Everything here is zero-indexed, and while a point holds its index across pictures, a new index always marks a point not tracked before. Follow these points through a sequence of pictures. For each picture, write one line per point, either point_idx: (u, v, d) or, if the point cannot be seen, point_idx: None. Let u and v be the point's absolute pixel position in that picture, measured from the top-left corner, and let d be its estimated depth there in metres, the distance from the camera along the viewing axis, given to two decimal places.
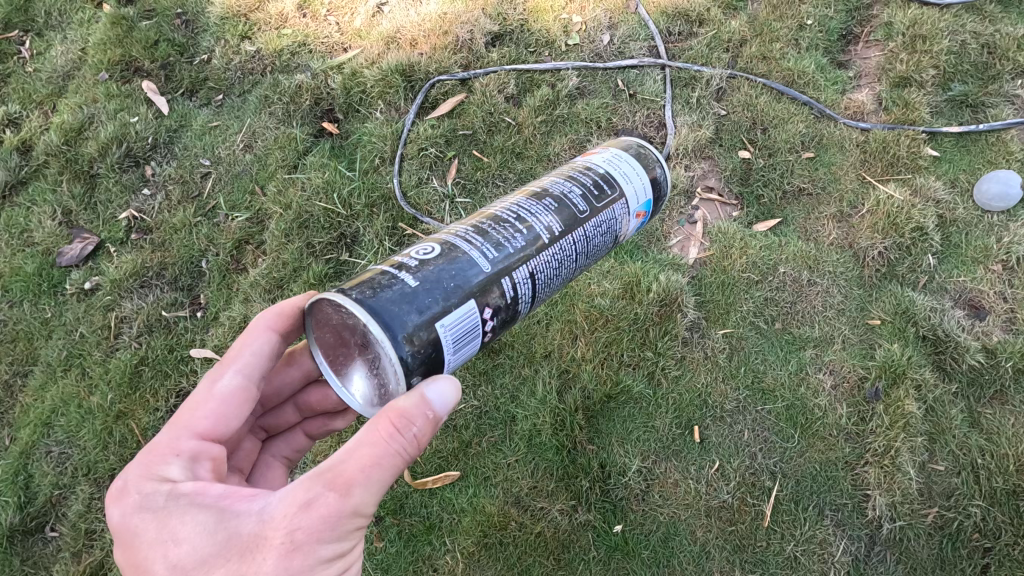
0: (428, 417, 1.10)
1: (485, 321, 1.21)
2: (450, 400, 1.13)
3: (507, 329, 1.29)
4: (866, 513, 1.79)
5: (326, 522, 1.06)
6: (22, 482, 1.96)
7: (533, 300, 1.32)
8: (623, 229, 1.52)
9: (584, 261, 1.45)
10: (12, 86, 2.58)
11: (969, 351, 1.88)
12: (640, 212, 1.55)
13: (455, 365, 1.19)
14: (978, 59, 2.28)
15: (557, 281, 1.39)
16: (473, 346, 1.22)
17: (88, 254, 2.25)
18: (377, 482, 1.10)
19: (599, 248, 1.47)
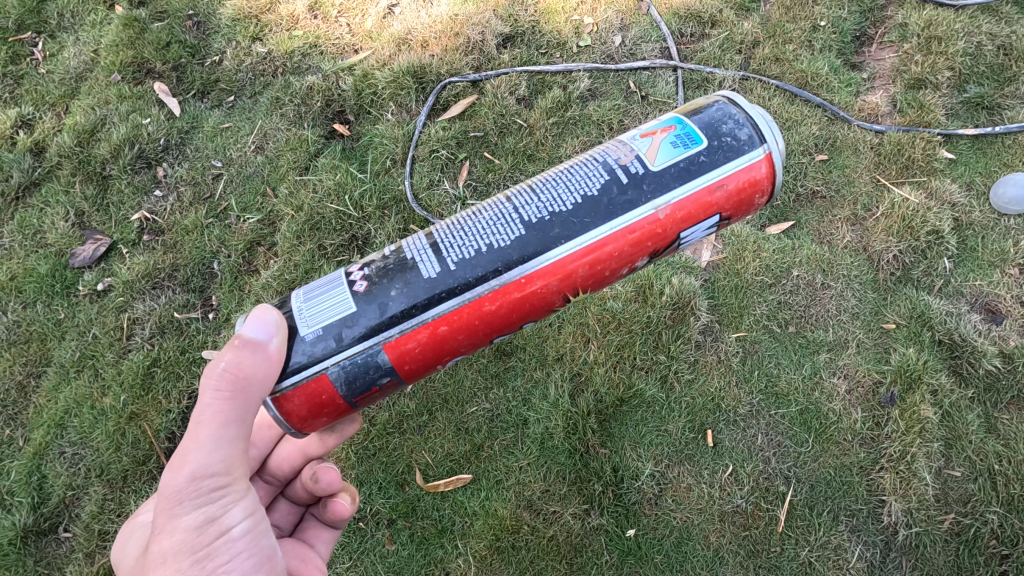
0: (231, 357, 1.15)
1: (353, 274, 1.26)
2: (264, 330, 1.19)
3: (401, 280, 1.22)
4: (881, 519, 1.77)
5: (171, 496, 1.14)
6: (36, 483, 1.97)
7: (433, 247, 1.25)
8: (631, 156, 1.27)
9: (551, 198, 1.25)
10: (25, 88, 2.59)
11: (985, 356, 1.86)
12: (659, 130, 1.30)
13: (306, 310, 1.22)
14: (993, 61, 2.27)
15: (493, 225, 1.24)
16: (342, 298, 1.23)
17: (100, 256, 2.26)
18: (210, 441, 1.16)
19: (567, 184, 1.26)
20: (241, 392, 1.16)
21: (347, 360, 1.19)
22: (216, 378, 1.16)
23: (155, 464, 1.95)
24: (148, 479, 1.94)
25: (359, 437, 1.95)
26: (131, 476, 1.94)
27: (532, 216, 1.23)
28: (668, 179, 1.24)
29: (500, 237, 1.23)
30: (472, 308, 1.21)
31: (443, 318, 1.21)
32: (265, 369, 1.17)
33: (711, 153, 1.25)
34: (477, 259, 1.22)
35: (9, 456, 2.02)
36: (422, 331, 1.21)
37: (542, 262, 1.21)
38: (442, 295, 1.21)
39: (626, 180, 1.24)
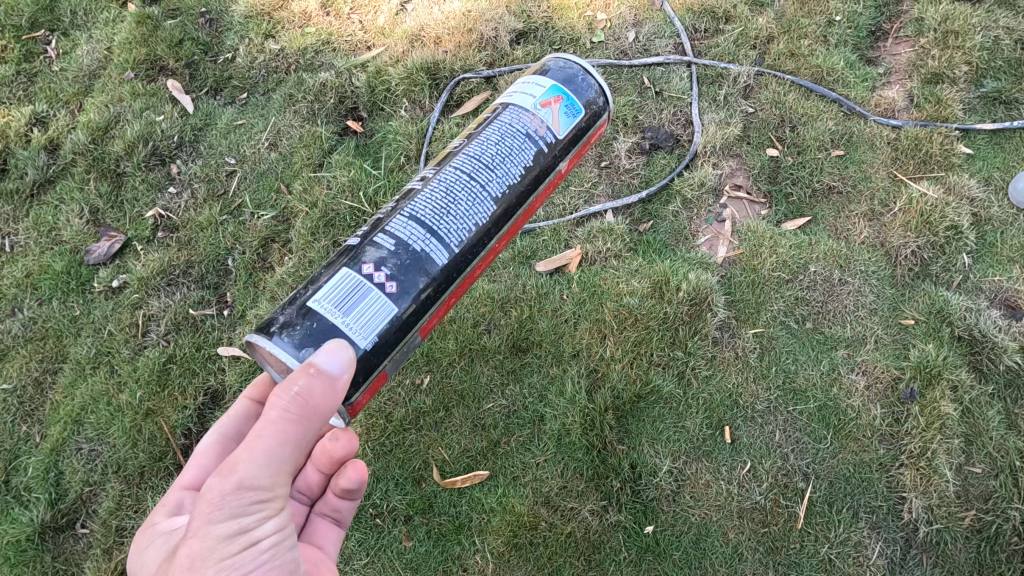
0: (301, 382, 1.14)
1: (374, 277, 1.31)
2: (336, 361, 1.17)
3: (423, 271, 1.34)
4: (902, 516, 1.76)
5: (212, 501, 1.12)
6: (53, 479, 1.97)
7: (436, 238, 1.37)
8: (544, 128, 1.55)
9: (502, 175, 1.48)
10: (38, 85, 2.60)
11: (1006, 352, 1.84)
12: (550, 100, 1.58)
13: (354, 323, 1.25)
14: (1011, 55, 2.25)
15: (470, 206, 1.43)
16: (379, 301, 1.29)
17: (115, 252, 2.26)
18: (262, 454, 1.14)
19: (510, 158, 1.50)
20: (303, 416, 1.16)
21: (399, 350, 1.34)
22: (284, 399, 1.14)
23: (172, 461, 1.95)
24: (165, 475, 1.94)
25: (375, 434, 1.94)
26: (148, 472, 1.94)
27: (495, 192, 1.46)
28: (570, 143, 1.60)
29: (482, 216, 1.44)
30: (469, 277, 1.46)
31: (453, 291, 1.43)
32: (329, 398, 1.16)
33: (589, 120, 1.63)
34: (473, 239, 1.42)
35: (27, 452, 2.03)
36: (441, 306, 1.41)
37: (509, 228, 1.52)
38: (456, 276, 1.41)
39: (546, 149, 1.55)
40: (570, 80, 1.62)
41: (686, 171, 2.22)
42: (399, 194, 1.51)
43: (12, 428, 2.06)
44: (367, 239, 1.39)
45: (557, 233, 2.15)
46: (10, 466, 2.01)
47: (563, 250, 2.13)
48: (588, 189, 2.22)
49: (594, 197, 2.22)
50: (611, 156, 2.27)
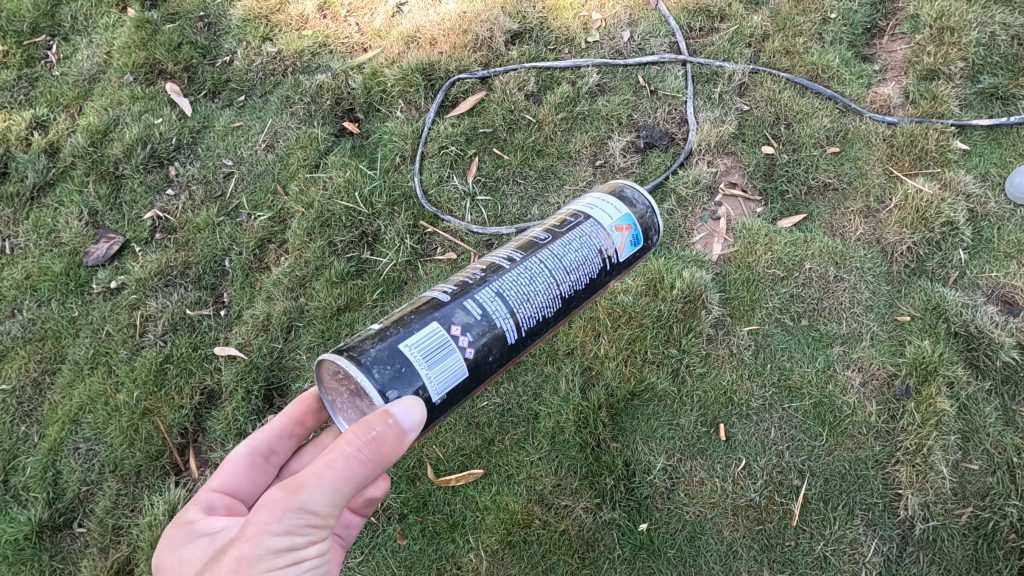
0: (378, 423, 1.12)
1: (456, 338, 1.27)
2: (412, 418, 1.12)
3: (496, 347, 1.31)
4: (898, 513, 1.75)
5: (275, 510, 1.10)
6: (51, 479, 1.98)
7: (514, 317, 1.35)
8: (610, 248, 1.52)
9: (577, 276, 1.46)
10: (39, 90, 2.62)
11: (1003, 348, 1.83)
12: (623, 225, 1.53)
13: (434, 380, 1.22)
14: (1008, 51, 2.23)
15: (546, 299, 1.41)
16: (458, 362, 1.26)
17: (113, 254, 2.28)
18: (329, 482, 1.11)
19: (580, 266, 1.47)
20: (374, 459, 1.12)
21: (449, 416, 1.30)
22: (360, 438, 1.10)
23: (168, 460, 1.96)
24: (161, 474, 1.95)
25: None
26: (144, 471, 1.95)
27: (566, 290, 1.44)
28: (625, 266, 1.57)
29: (549, 309, 1.42)
30: (518, 360, 1.43)
31: (503, 372, 1.40)
32: (398, 451, 1.12)
33: (647, 249, 1.60)
34: (536, 329, 1.40)
35: (26, 452, 2.05)
36: (490, 382, 1.38)
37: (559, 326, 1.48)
38: (513, 358, 1.38)
39: (609, 269, 1.52)
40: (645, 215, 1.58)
41: (681, 170, 2.22)
42: (482, 261, 1.46)
43: (11, 428, 2.08)
44: (455, 297, 1.34)
45: None
46: (9, 466, 2.03)
47: None
48: (583, 188, 2.23)
49: None
50: (605, 155, 2.28)
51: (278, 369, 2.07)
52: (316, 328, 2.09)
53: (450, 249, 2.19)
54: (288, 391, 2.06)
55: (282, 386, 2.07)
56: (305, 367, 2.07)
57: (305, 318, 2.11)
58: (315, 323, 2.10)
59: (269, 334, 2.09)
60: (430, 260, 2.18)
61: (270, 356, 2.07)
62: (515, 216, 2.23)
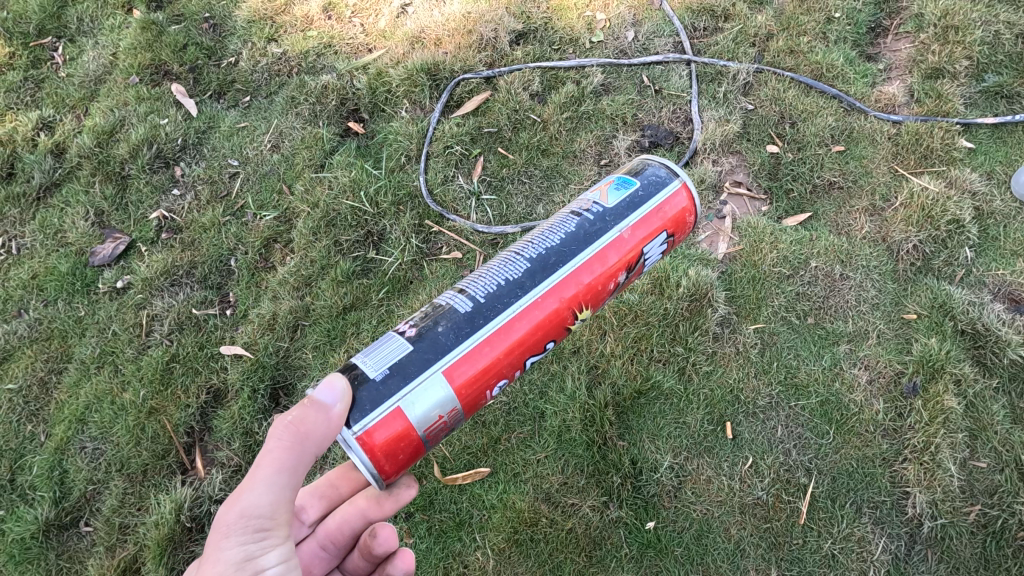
0: (297, 412, 1.14)
1: (399, 327, 1.27)
2: (332, 394, 1.14)
3: (444, 318, 1.25)
4: (906, 511, 1.74)
5: (221, 528, 1.11)
6: (57, 478, 1.99)
7: (463, 289, 1.30)
8: (588, 204, 1.42)
9: (540, 239, 1.37)
10: (45, 91, 2.63)
11: (1011, 345, 1.83)
12: (602, 182, 1.46)
13: (369, 359, 1.20)
14: (1012, 49, 2.24)
15: (504, 265, 1.33)
16: (397, 342, 1.22)
17: (120, 254, 2.28)
18: (263, 483, 1.13)
19: (550, 228, 1.39)
20: (299, 445, 1.14)
21: (415, 390, 1.17)
22: (280, 429, 1.14)
23: (174, 459, 1.96)
24: (167, 473, 1.95)
25: None
26: (151, 470, 1.95)
27: (532, 252, 1.34)
28: (623, 209, 1.39)
29: (514, 272, 1.30)
30: (506, 330, 1.25)
31: (486, 342, 1.23)
32: (325, 431, 1.12)
33: (645, 188, 1.42)
34: (501, 290, 1.27)
35: (32, 451, 2.05)
36: (472, 355, 1.22)
37: (554, 285, 1.30)
38: (483, 323, 1.24)
39: (593, 217, 1.38)
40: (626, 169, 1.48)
41: (685, 169, 2.22)
42: None
43: (17, 428, 2.08)
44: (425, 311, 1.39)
45: None
46: (15, 465, 2.03)
47: None
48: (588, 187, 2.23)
49: None
50: (610, 154, 2.28)
51: (284, 368, 2.07)
52: (322, 327, 2.10)
53: (455, 249, 2.19)
54: (294, 391, 2.05)
55: (288, 385, 2.07)
56: (311, 366, 2.07)
57: (311, 317, 2.11)
58: (321, 322, 2.11)
59: (275, 334, 2.09)
60: (436, 259, 2.19)
61: (276, 355, 2.07)
62: (520, 215, 2.22)
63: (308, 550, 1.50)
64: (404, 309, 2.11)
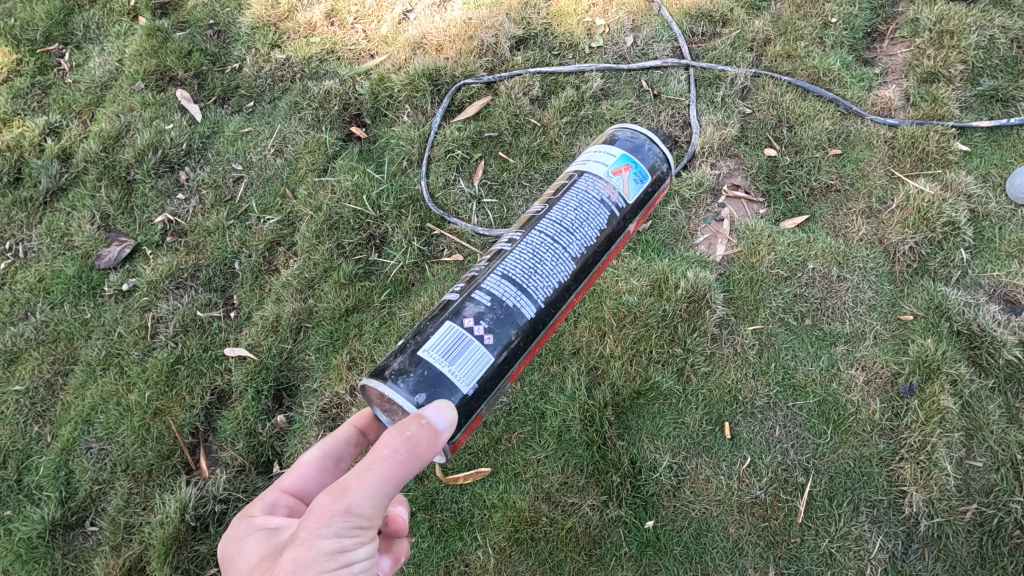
0: (418, 428, 1.16)
1: (473, 329, 1.37)
2: (443, 418, 1.20)
3: (513, 323, 1.41)
4: (902, 510, 1.76)
5: (322, 514, 1.10)
6: (63, 478, 2.01)
7: (523, 292, 1.44)
8: (614, 194, 1.62)
9: (579, 237, 1.55)
10: (52, 97, 2.67)
11: (1006, 346, 1.84)
12: (621, 168, 1.64)
13: (457, 371, 1.31)
14: (1007, 53, 2.26)
15: (553, 267, 1.50)
16: (478, 351, 1.35)
17: (125, 257, 2.31)
18: (371, 485, 1.12)
19: (586, 222, 1.57)
20: (411, 458, 1.15)
21: (491, 396, 1.39)
22: (396, 439, 1.14)
23: (179, 459, 1.98)
24: (172, 473, 1.97)
25: None
26: (155, 470, 1.97)
27: (574, 252, 1.53)
28: (637, 208, 1.66)
29: (563, 275, 1.51)
30: (551, 327, 1.51)
31: (539, 342, 1.49)
32: (433, 446, 1.17)
33: (654, 186, 1.69)
34: (555, 296, 1.49)
35: (39, 452, 2.07)
36: (528, 354, 1.47)
37: (583, 285, 1.57)
38: (541, 329, 1.47)
39: (617, 214, 1.62)
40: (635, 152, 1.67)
41: (684, 172, 2.25)
42: (489, 253, 1.59)
43: (24, 429, 2.10)
44: (465, 295, 1.46)
45: None
46: (22, 466, 2.06)
47: None
48: None
49: None
50: None
51: (287, 370, 2.09)
52: (325, 329, 2.12)
53: (456, 251, 2.22)
54: (297, 392, 2.09)
55: (291, 387, 2.09)
56: (314, 368, 2.10)
57: (314, 319, 2.14)
58: (324, 324, 2.13)
59: (278, 335, 2.11)
60: (437, 262, 2.21)
61: (279, 356, 2.10)
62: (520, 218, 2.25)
63: None
64: (406, 311, 2.13)
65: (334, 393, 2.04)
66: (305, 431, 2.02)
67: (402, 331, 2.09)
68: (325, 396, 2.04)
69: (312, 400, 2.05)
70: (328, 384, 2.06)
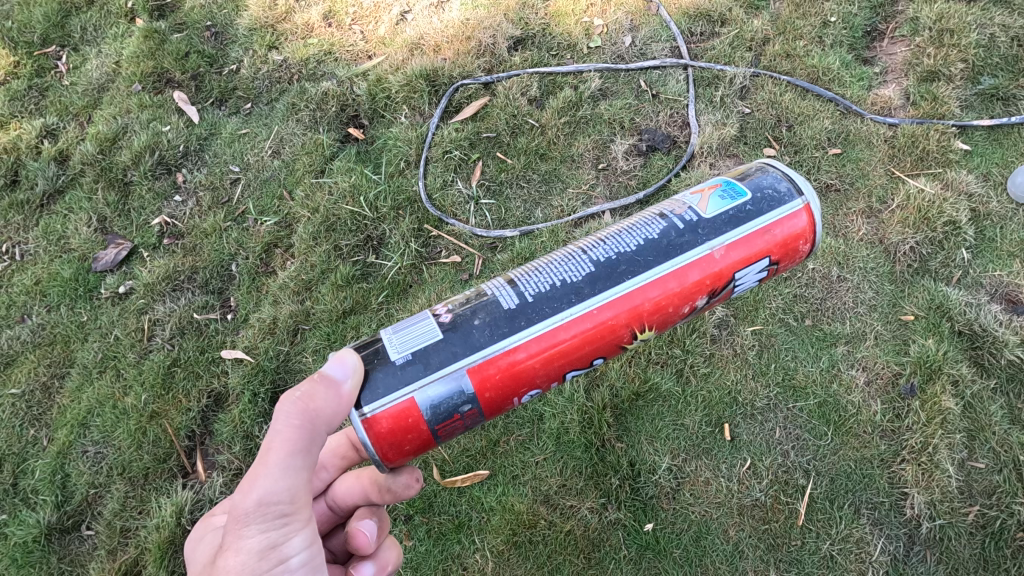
0: (306, 387, 1.13)
1: (439, 309, 1.26)
2: (342, 369, 1.15)
3: (487, 308, 1.22)
4: (904, 512, 1.74)
5: (239, 518, 1.11)
6: (59, 482, 2.00)
7: (514, 283, 1.26)
8: (683, 208, 1.33)
9: (614, 243, 1.29)
10: (49, 99, 2.66)
11: (1007, 346, 1.83)
12: (705, 187, 1.36)
13: (396, 339, 1.20)
14: (1008, 52, 2.25)
15: (566, 263, 1.27)
16: (429, 327, 1.21)
17: (122, 259, 2.30)
18: (277, 469, 1.11)
19: (631, 231, 1.31)
20: (310, 423, 1.13)
21: (433, 383, 1.16)
22: (289, 405, 1.13)
23: (176, 462, 1.97)
24: (169, 477, 1.96)
25: None
26: (152, 474, 1.96)
27: (600, 256, 1.27)
28: (720, 224, 1.30)
29: (574, 275, 1.25)
30: (548, 335, 1.20)
31: (521, 345, 1.19)
32: (336, 408, 1.13)
33: (755, 204, 1.31)
34: (554, 292, 1.23)
35: (34, 455, 2.06)
36: (503, 356, 1.18)
37: (612, 295, 1.23)
38: (525, 325, 1.20)
39: (681, 228, 1.30)
40: (743, 177, 1.37)
41: (683, 172, 2.24)
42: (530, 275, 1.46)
43: (21, 432, 2.09)
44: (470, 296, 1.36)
45: (556, 235, 2.18)
46: (18, 469, 2.04)
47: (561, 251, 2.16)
48: (586, 191, 2.25)
49: (592, 199, 2.25)
50: (608, 158, 2.30)
51: (284, 372, 2.08)
52: (322, 331, 2.11)
53: (454, 253, 2.21)
54: None
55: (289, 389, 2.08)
56: (311, 370, 2.08)
57: (312, 321, 2.13)
58: (321, 326, 2.12)
59: (275, 337, 2.11)
60: (435, 263, 2.20)
61: (276, 359, 2.08)
62: (518, 219, 2.25)
63: (318, 508, 1.57)
64: (404, 313, 2.13)
65: None
66: None
67: None
68: None
69: None
70: None
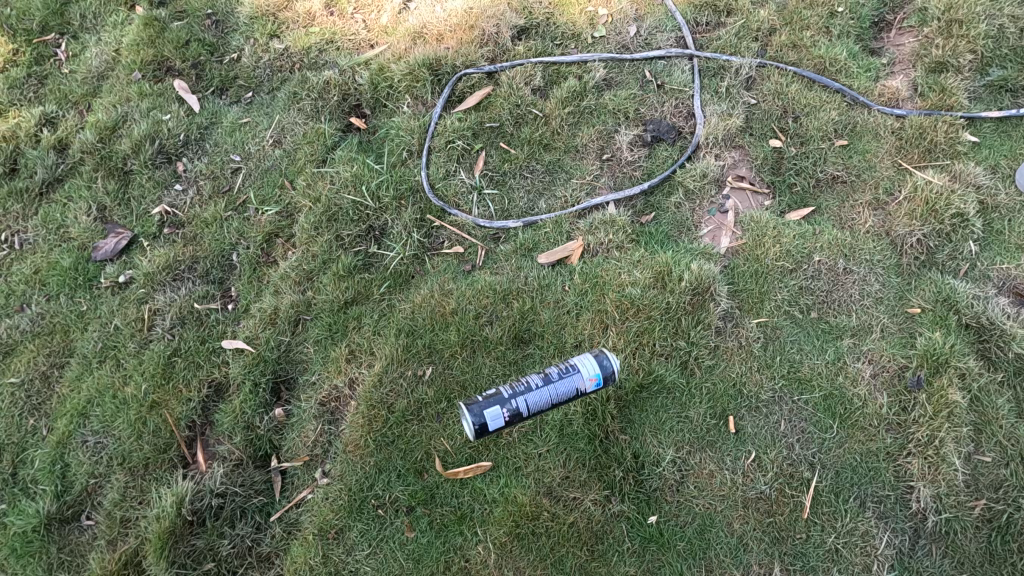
0: None
1: (479, 413, 1.57)
2: None
3: (500, 421, 1.59)
4: (910, 505, 1.73)
5: None
6: (59, 472, 1.98)
7: (503, 415, 1.59)
8: (585, 381, 1.67)
9: (555, 389, 1.64)
10: (48, 87, 2.63)
11: (1015, 339, 1.82)
12: (595, 378, 1.68)
13: (482, 415, 1.57)
14: (1017, 43, 2.22)
15: (529, 408, 1.62)
16: (497, 418, 1.59)
17: (122, 249, 2.28)
18: None
19: (560, 385, 1.64)
20: None
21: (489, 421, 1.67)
22: None
23: (176, 453, 1.96)
24: (169, 467, 1.95)
25: (377, 425, 1.93)
26: (152, 464, 1.95)
27: (546, 400, 1.64)
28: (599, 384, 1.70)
29: (537, 406, 1.63)
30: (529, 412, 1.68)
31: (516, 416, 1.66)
32: None
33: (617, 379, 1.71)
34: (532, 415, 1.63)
35: (34, 445, 2.04)
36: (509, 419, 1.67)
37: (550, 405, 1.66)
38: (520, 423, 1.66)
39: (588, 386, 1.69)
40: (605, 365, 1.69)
41: (688, 163, 2.22)
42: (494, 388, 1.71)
43: (20, 422, 2.07)
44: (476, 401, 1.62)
45: (560, 226, 2.16)
46: (17, 459, 2.03)
47: (565, 242, 2.14)
48: (591, 181, 2.23)
49: (597, 189, 2.23)
50: (612, 149, 2.28)
51: (285, 363, 2.07)
52: (323, 321, 2.10)
53: (456, 243, 2.19)
54: (296, 384, 2.07)
55: (289, 379, 2.07)
56: (312, 361, 2.08)
57: (313, 311, 2.11)
58: (322, 317, 2.11)
59: (276, 328, 2.09)
60: (437, 253, 2.19)
61: (277, 349, 2.07)
62: (522, 210, 2.23)
63: None
64: (406, 303, 2.11)
65: (333, 385, 2.02)
66: (304, 424, 2.00)
67: (402, 323, 2.05)
68: (324, 389, 2.03)
69: (310, 393, 2.03)
70: (327, 377, 2.04)
